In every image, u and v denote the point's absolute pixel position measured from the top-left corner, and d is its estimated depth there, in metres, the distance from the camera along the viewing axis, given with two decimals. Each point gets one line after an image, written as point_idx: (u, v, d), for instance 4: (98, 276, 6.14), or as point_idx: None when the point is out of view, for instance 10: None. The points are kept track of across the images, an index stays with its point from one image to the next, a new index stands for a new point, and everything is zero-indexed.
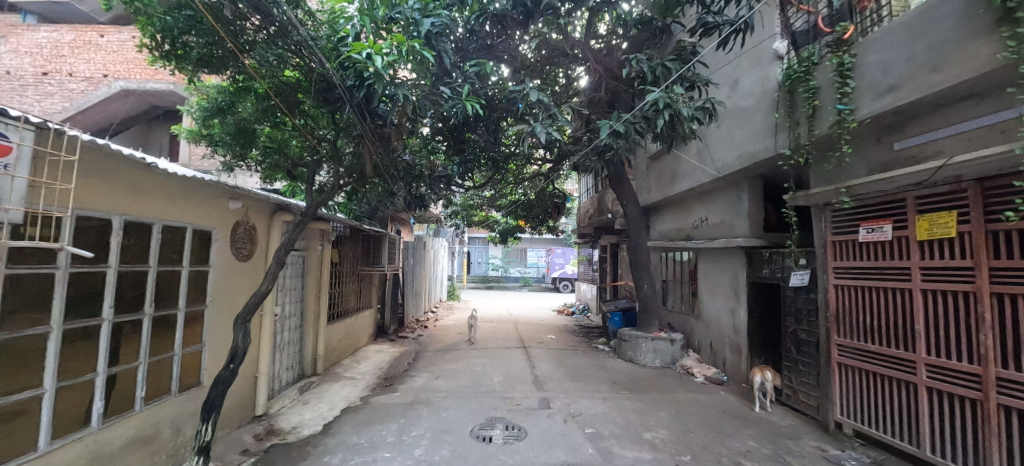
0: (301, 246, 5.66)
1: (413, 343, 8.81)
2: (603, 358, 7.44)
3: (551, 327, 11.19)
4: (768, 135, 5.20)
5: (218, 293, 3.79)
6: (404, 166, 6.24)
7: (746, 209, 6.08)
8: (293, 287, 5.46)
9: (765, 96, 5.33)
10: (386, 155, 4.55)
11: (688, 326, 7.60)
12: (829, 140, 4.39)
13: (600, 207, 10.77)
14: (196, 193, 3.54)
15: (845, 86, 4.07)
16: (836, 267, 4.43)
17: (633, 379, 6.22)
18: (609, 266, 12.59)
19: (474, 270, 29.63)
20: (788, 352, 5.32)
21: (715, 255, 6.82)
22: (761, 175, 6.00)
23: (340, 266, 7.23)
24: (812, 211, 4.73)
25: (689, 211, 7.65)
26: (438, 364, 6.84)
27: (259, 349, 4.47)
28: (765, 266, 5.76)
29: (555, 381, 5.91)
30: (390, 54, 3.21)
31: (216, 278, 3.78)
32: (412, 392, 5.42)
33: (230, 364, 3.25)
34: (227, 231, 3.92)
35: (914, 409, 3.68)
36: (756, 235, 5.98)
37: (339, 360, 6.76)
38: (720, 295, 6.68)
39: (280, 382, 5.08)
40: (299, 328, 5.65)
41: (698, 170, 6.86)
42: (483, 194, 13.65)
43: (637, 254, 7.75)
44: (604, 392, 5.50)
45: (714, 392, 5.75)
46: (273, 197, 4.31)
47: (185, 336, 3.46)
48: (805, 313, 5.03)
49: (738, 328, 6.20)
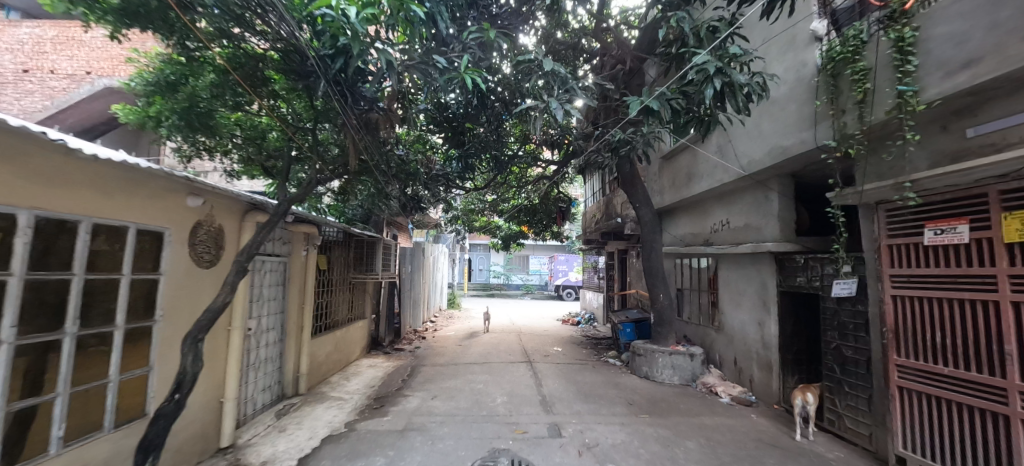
0: (281, 251, 5.05)
1: (410, 356, 8.20)
2: (616, 374, 6.80)
3: (557, 338, 10.56)
4: (804, 126, 4.62)
5: (171, 307, 3.19)
6: (401, 164, 5.71)
7: (775, 210, 5.48)
8: (271, 298, 4.83)
9: (800, 83, 4.76)
10: (374, 143, 3.97)
11: (708, 339, 6.98)
12: (883, 129, 3.81)
13: (609, 211, 10.19)
14: (141, 186, 2.94)
15: (906, 64, 3.49)
16: (893, 275, 3.84)
17: (651, 400, 5.59)
18: (617, 274, 11.98)
19: (476, 277, 29.10)
20: (830, 371, 4.70)
21: (739, 262, 6.22)
22: (793, 173, 5.41)
23: (329, 274, 6.65)
24: (861, 211, 4.14)
25: (707, 214, 7.06)
26: (435, 381, 6.22)
27: (226, 371, 3.88)
28: (799, 274, 5.15)
29: (565, 402, 5.29)
30: (367, 6, 2.63)
31: (169, 288, 3.18)
32: (404, 415, 4.80)
33: (175, 395, 2.67)
34: (183, 233, 3.32)
35: (1005, 447, 3.07)
36: (788, 239, 5.38)
37: (327, 377, 6.14)
38: (746, 306, 6.06)
39: (253, 406, 4.47)
40: (279, 344, 5.03)
41: (718, 168, 6.28)
42: (485, 198, 13.13)
43: (651, 261, 7.11)
44: (622, 416, 4.87)
45: (743, 415, 5.12)
46: (244, 195, 3.72)
47: (126, 359, 2.88)
48: (851, 327, 4.43)
49: (769, 343, 5.58)
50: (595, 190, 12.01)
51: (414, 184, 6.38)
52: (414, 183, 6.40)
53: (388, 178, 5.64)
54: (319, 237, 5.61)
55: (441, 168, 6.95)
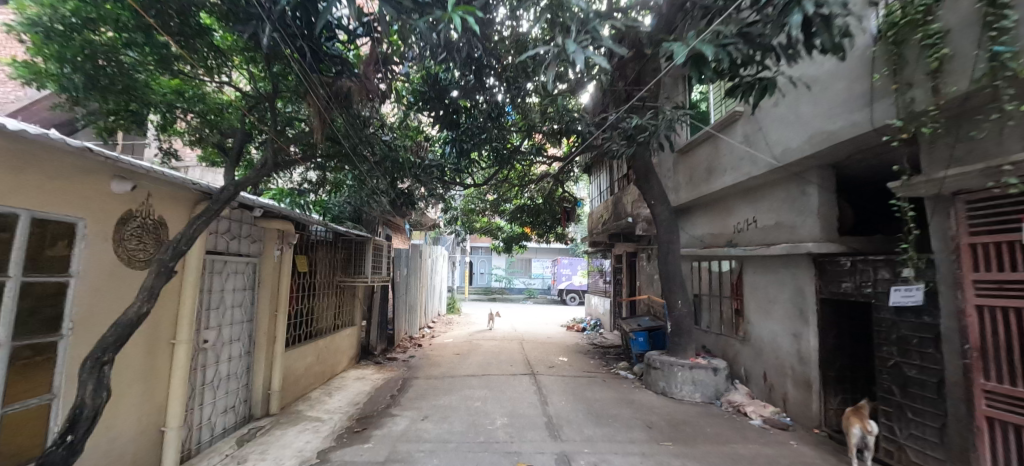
0: (249, 250, 4.40)
1: (402, 367, 7.52)
2: (629, 390, 6.11)
3: (562, 347, 9.86)
4: (856, 106, 3.97)
5: (86, 319, 2.54)
6: (386, 151, 5.06)
7: (815, 206, 4.81)
8: (234, 304, 4.16)
9: (849, 57, 4.11)
10: (346, 113, 3.40)
11: (732, 351, 6.28)
12: (963, 104, 3.16)
13: (618, 211, 9.52)
14: (38, 162, 2.28)
15: (1001, 19, 2.83)
16: (978, 281, 3.16)
17: (672, 422, 4.91)
18: (625, 279, 11.26)
19: (476, 281, 28.41)
20: (887, 393, 4.02)
21: (768, 265, 5.55)
22: (835, 164, 4.74)
23: (311, 276, 6.00)
24: (931, 204, 3.47)
25: (730, 211, 6.38)
26: (427, 398, 5.54)
27: (169, 394, 3.23)
28: (845, 279, 4.49)
29: (575, 426, 4.60)
30: None
31: (82, 295, 2.53)
32: (387, 442, 4.11)
33: (65, 437, 2.00)
34: (104, 225, 2.66)
35: None
36: (830, 239, 4.70)
37: (305, 392, 5.48)
38: (777, 315, 5.37)
39: (210, 431, 3.82)
40: (246, 357, 4.37)
41: (745, 159, 5.62)
42: (486, 197, 12.52)
43: (668, 266, 6.34)
44: (642, 443, 4.19)
45: (781, 442, 4.42)
46: (195, 181, 3.07)
47: (15, 387, 2.22)
48: (915, 343, 3.74)
49: (806, 358, 4.90)
50: (602, 189, 11.34)
51: (405, 175, 5.78)
52: (406, 175, 5.79)
53: (371, 167, 5.02)
54: (295, 235, 4.93)
55: (433, 158, 6.30)
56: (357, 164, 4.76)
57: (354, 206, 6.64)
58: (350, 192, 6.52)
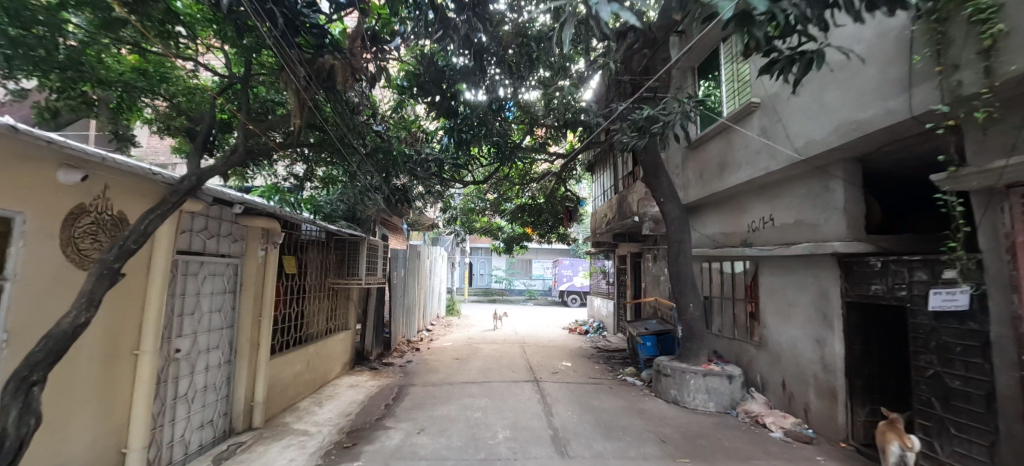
0: (231, 250, 4.05)
1: (399, 373, 7.17)
2: (638, 399, 5.77)
3: (565, 350, 9.51)
4: (892, 91, 3.63)
5: (24, 330, 2.19)
6: (377, 142, 4.75)
7: (840, 202, 4.48)
8: (211, 309, 3.80)
9: (883, 40, 3.78)
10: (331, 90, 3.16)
11: (747, 357, 5.93)
12: (1020, 86, 2.83)
13: (623, 210, 9.18)
14: None
15: None
16: None
17: (686, 435, 4.56)
18: (629, 280, 10.91)
19: (476, 282, 28.13)
20: (925, 406, 3.68)
21: (787, 265, 5.21)
22: (861, 157, 4.41)
23: (301, 278, 5.66)
24: (981, 199, 3.13)
25: (744, 209, 6.04)
26: (424, 408, 5.18)
27: (131, 411, 2.88)
28: (874, 281, 4.15)
29: (583, 440, 4.26)
30: None
31: (19, 302, 2.17)
32: (379, 460, 3.75)
33: None
34: (47, 220, 2.30)
35: None
36: (857, 238, 4.37)
37: (294, 402, 5.13)
38: (797, 319, 5.04)
39: (183, 449, 3.47)
40: (226, 366, 4.02)
41: (762, 154, 5.28)
42: (486, 196, 12.19)
43: (680, 266, 6.00)
44: (656, 460, 3.85)
45: (807, 458, 4.07)
46: (155, 171, 2.68)
47: None
48: (959, 351, 3.40)
49: (830, 366, 4.55)
50: (606, 187, 11.00)
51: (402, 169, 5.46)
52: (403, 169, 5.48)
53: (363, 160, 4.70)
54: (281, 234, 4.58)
55: (431, 152, 5.98)
56: (348, 156, 4.44)
57: (349, 203, 6.32)
58: (344, 187, 6.20)
